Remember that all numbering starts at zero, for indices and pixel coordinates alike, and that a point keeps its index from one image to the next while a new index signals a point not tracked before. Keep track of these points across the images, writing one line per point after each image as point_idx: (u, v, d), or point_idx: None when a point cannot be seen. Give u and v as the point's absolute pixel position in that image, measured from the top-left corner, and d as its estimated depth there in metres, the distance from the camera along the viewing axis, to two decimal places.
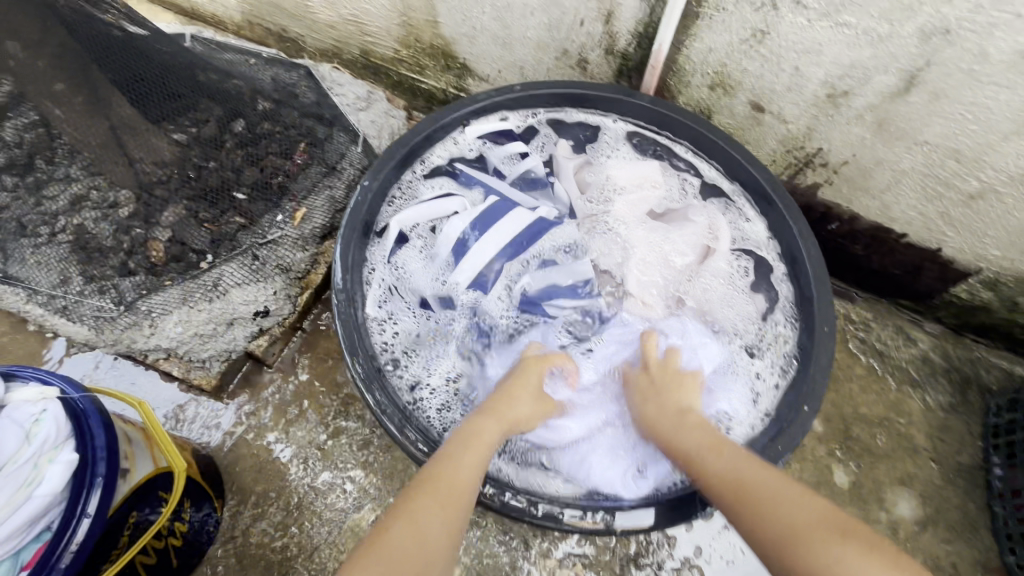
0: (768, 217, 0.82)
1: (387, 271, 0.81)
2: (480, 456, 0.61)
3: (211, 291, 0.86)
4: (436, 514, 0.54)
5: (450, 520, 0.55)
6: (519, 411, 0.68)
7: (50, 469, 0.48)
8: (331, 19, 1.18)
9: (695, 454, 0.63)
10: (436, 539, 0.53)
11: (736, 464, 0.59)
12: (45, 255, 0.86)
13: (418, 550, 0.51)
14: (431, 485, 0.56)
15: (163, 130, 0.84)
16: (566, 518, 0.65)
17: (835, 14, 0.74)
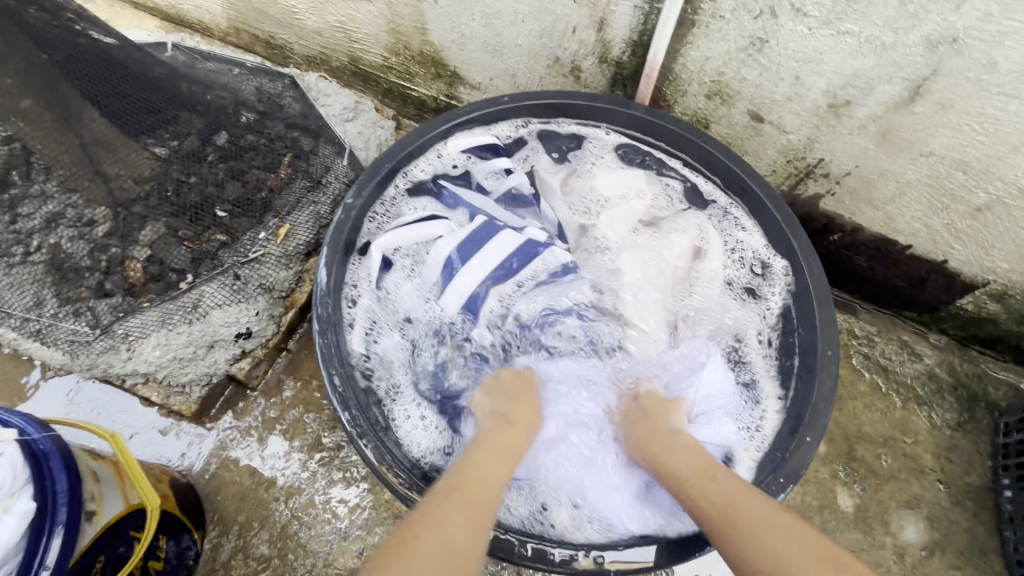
0: (764, 229, 0.80)
1: (370, 294, 0.78)
2: (499, 464, 0.61)
3: (191, 313, 0.83)
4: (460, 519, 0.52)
5: (472, 526, 0.53)
6: (529, 425, 0.68)
7: (4, 520, 0.44)
8: (317, 25, 1.15)
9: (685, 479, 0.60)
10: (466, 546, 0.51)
11: (720, 497, 0.56)
12: (18, 276, 0.83)
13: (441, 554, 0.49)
14: (452, 491, 0.55)
15: (141, 143, 0.82)
16: (557, 556, 0.63)
17: (837, 22, 0.71)
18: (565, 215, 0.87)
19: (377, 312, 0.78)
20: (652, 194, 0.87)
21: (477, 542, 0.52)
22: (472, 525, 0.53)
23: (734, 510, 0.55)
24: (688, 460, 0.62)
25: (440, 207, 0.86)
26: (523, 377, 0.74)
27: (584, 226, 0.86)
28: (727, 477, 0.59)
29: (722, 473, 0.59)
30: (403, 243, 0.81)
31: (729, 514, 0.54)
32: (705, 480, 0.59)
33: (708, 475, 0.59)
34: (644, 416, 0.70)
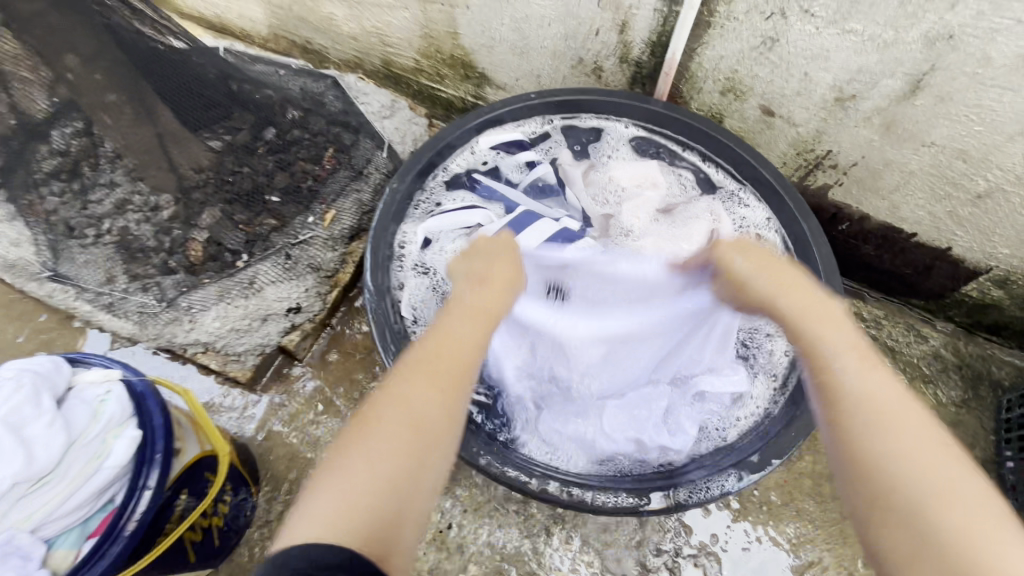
0: (770, 209, 0.87)
1: (414, 278, 0.85)
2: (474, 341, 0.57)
3: (247, 289, 0.91)
4: (416, 398, 0.52)
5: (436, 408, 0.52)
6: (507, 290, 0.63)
7: (115, 444, 0.53)
8: (354, 31, 1.24)
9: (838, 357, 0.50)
10: (429, 419, 0.51)
11: (883, 399, 0.48)
12: (92, 255, 0.91)
13: (409, 432, 0.50)
14: (422, 372, 0.53)
15: (200, 137, 0.89)
16: (585, 497, 0.66)
17: (842, 22, 0.77)
18: (588, 204, 0.92)
19: (417, 287, 0.85)
20: (666, 184, 0.92)
21: (445, 432, 0.52)
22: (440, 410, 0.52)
23: (880, 416, 0.47)
24: (844, 341, 0.51)
25: (474, 197, 0.93)
26: (502, 245, 0.68)
27: (607, 216, 0.90)
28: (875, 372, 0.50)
29: (881, 364, 0.50)
30: (440, 229, 0.87)
31: (875, 421, 0.47)
32: (858, 364, 0.49)
33: (865, 366, 0.50)
34: (768, 285, 0.58)
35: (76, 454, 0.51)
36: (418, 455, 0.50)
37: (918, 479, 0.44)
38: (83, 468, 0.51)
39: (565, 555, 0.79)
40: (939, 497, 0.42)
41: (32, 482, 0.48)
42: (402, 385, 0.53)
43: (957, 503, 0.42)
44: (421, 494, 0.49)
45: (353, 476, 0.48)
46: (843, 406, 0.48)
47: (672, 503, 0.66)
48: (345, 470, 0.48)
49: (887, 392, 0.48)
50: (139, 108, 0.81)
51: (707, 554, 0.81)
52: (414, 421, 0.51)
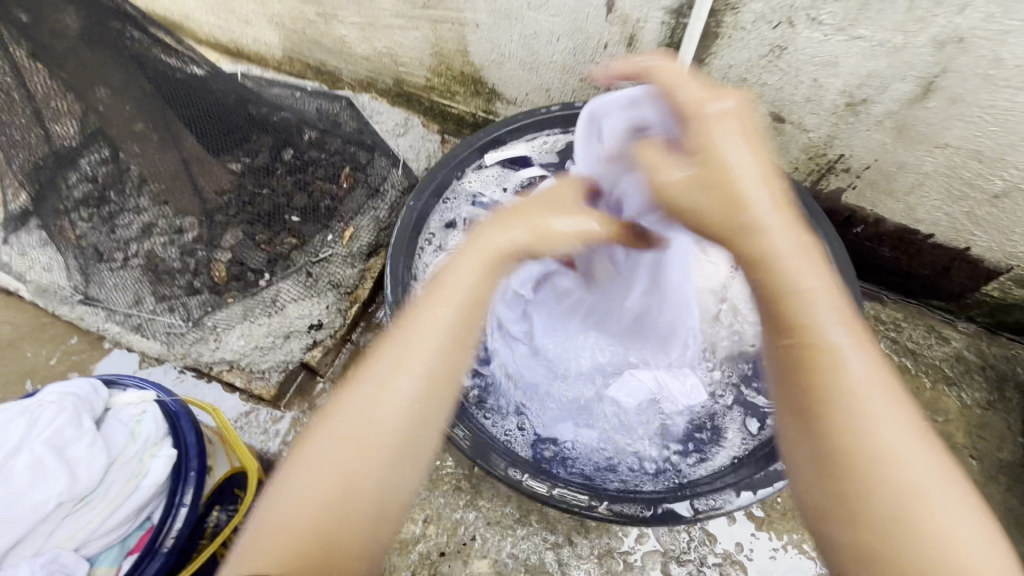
0: None
1: None
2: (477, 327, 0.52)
3: (270, 306, 0.93)
4: (375, 409, 0.47)
5: (413, 406, 0.47)
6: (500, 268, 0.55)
7: (152, 462, 0.55)
8: (366, 52, 1.27)
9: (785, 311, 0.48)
10: (375, 431, 0.46)
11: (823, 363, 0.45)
12: (122, 278, 0.95)
13: (354, 441, 0.46)
14: (410, 327, 0.50)
15: (221, 161, 0.91)
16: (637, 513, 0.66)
17: (850, 28, 0.78)
18: None
19: None
20: None
21: (388, 428, 0.46)
22: (431, 410, 0.48)
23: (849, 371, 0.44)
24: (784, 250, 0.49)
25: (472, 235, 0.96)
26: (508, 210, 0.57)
27: None
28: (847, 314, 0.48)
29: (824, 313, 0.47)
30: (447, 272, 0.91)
31: (833, 373, 0.44)
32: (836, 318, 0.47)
33: (855, 338, 0.46)
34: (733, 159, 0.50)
35: (116, 474, 0.54)
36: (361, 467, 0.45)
37: (893, 453, 0.41)
38: (123, 487, 0.53)
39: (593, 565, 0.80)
40: (929, 482, 0.40)
41: (76, 500, 0.51)
42: (358, 393, 0.48)
43: (917, 498, 0.40)
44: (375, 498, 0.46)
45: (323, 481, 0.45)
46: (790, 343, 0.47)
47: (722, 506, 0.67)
48: (306, 483, 0.45)
49: (866, 351, 0.46)
50: (167, 134, 0.83)
51: (733, 562, 0.81)
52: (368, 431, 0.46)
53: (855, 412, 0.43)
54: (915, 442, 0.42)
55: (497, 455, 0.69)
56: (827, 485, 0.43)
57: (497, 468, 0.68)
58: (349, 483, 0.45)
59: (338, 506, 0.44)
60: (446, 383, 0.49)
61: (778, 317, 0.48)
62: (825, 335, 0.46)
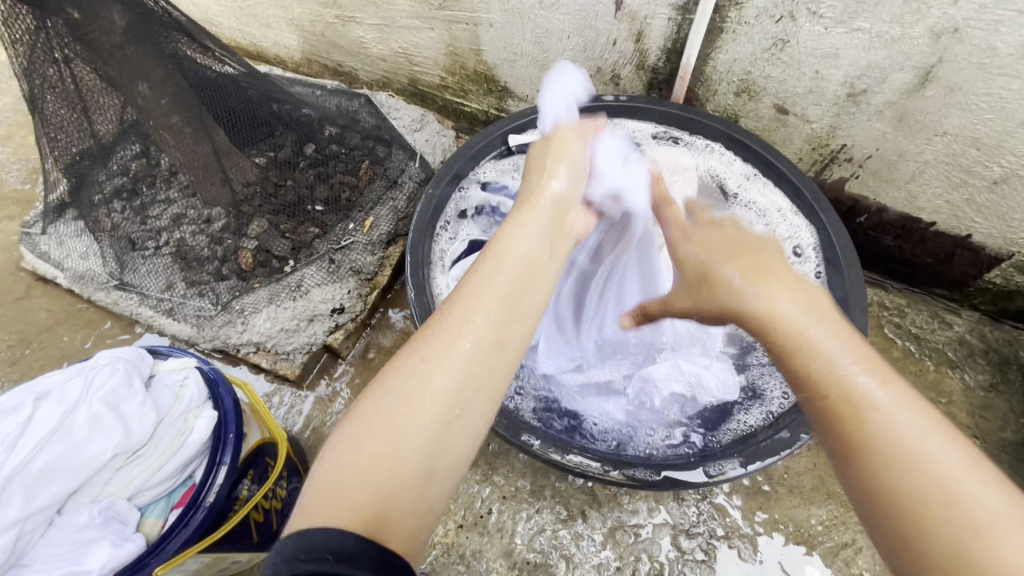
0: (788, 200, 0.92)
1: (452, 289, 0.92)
2: (537, 302, 0.55)
3: (295, 291, 0.98)
4: (423, 371, 0.49)
5: (451, 376, 0.49)
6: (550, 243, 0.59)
7: (196, 422, 0.60)
8: (382, 53, 1.32)
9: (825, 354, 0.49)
10: (411, 400, 0.48)
11: (862, 404, 0.46)
12: (154, 265, 1.00)
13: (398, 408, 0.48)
14: (451, 302, 0.53)
15: (246, 154, 0.95)
16: (646, 476, 0.69)
17: (849, 21, 0.82)
18: None
19: None
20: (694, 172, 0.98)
21: (427, 399, 0.48)
22: (477, 376, 0.50)
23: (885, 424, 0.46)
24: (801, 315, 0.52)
25: (487, 222, 1.00)
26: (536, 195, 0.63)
27: None
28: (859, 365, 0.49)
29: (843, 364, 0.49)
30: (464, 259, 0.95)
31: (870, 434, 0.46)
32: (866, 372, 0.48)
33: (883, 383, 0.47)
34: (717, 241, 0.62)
35: (164, 431, 0.59)
36: (399, 436, 0.47)
37: (959, 486, 0.42)
38: (172, 442, 0.59)
39: (605, 537, 0.83)
40: (1002, 513, 0.41)
41: (129, 453, 0.57)
42: (423, 353, 0.51)
43: (973, 536, 0.40)
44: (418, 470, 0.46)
45: (367, 453, 0.46)
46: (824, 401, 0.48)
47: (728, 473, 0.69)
48: (343, 452, 0.47)
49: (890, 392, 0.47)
50: (199, 126, 0.87)
51: (741, 535, 0.84)
52: (408, 401, 0.48)
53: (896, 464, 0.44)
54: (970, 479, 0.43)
55: (514, 423, 0.73)
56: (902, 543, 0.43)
57: (514, 436, 0.71)
58: (394, 451, 0.46)
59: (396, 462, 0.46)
60: (502, 353, 0.52)
61: (797, 379, 0.50)
62: (846, 381, 0.47)
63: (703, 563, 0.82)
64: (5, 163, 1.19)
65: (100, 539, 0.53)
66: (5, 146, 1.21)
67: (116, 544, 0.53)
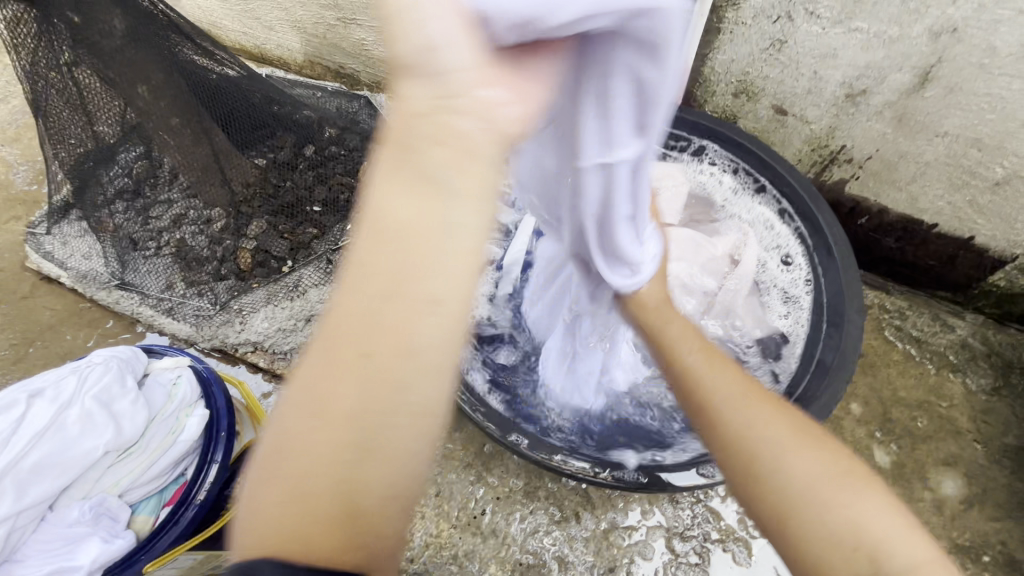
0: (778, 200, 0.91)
1: None
2: (461, 262, 0.37)
3: (293, 291, 0.99)
4: (327, 398, 0.37)
5: (363, 398, 0.36)
6: (457, 176, 0.36)
7: (187, 421, 0.64)
8: (383, 55, 1.32)
9: (731, 416, 0.52)
10: (310, 439, 0.37)
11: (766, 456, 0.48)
12: (155, 265, 1.02)
13: (314, 433, 0.37)
14: (347, 294, 0.37)
15: (245, 154, 0.97)
16: (629, 477, 0.69)
17: (847, 20, 0.81)
18: None
19: None
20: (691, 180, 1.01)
21: (332, 436, 0.37)
22: (393, 397, 0.36)
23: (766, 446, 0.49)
24: (719, 385, 0.55)
25: None
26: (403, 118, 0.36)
27: None
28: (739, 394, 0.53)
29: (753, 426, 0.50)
30: None
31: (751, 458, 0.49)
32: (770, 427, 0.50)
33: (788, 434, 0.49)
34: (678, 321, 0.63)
35: (157, 427, 0.63)
36: (313, 476, 0.37)
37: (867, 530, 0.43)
38: (165, 439, 0.63)
39: (598, 539, 0.83)
40: (890, 539, 0.43)
41: (120, 451, 0.60)
42: (314, 377, 0.37)
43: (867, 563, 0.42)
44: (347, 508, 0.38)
45: (275, 500, 0.38)
46: (735, 458, 0.50)
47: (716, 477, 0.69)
48: (261, 495, 0.38)
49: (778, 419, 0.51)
50: (198, 129, 0.88)
51: (736, 539, 0.83)
52: (305, 442, 0.37)
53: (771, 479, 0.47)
54: (848, 495, 0.45)
55: (501, 422, 0.74)
56: (780, 543, 0.46)
57: (501, 436, 0.72)
58: (309, 494, 0.37)
59: (314, 509, 0.37)
60: (414, 354, 0.36)
61: (717, 436, 0.52)
62: (750, 440, 0.50)
63: (697, 566, 0.81)
64: (13, 164, 1.21)
65: (88, 535, 0.56)
66: (13, 147, 1.23)
67: (106, 540, 0.57)
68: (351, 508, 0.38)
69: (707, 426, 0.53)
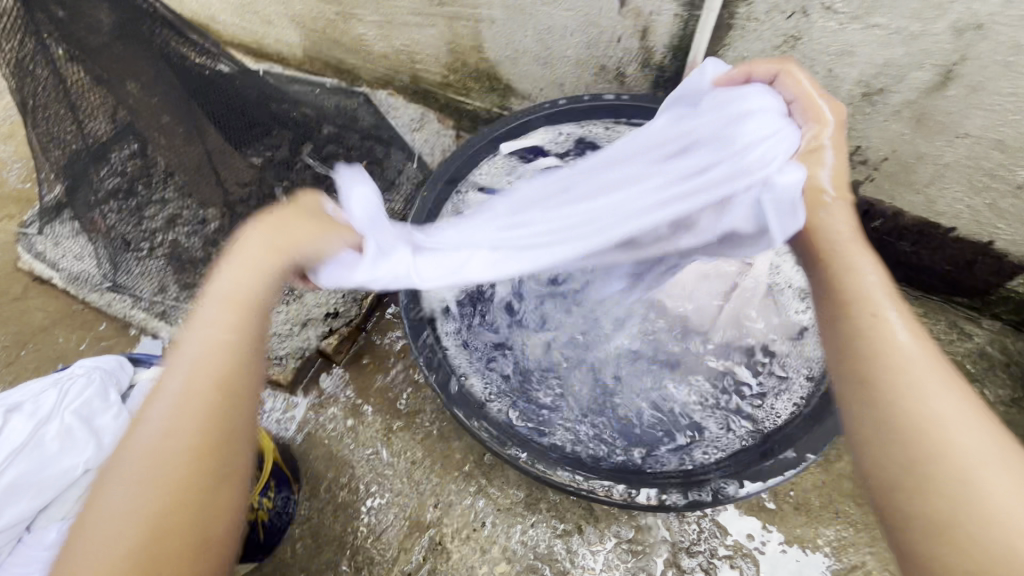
0: None
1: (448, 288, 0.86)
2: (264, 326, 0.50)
3: (289, 294, 0.97)
4: (166, 420, 0.45)
5: (182, 427, 0.44)
6: (258, 262, 0.51)
7: None
8: (384, 50, 1.28)
9: (900, 366, 0.44)
10: (174, 455, 0.43)
11: (936, 416, 0.41)
12: (147, 267, 0.99)
13: (157, 449, 0.43)
14: (201, 339, 0.48)
15: (242, 154, 0.93)
16: (638, 498, 0.68)
17: (865, 16, 0.77)
18: None
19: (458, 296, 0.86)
20: None
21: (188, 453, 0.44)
22: (223, 424, 0.46)
23: (966, 450, 0.40)
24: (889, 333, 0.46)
25: None
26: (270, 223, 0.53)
27: None
28: (928, 357, 0.44)
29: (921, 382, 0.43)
30: None
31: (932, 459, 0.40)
32: (946, 392, 0.43)
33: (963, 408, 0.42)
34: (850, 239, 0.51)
35: None
36: (170, 493, 0.43)
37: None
38: None
39: (601, 554, 0.80)
40: None
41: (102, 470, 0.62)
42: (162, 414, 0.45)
43: None
44: (201, 521, 0.43)
45: (118, 510, 0.42)
46: (885, 406, 0.43)
47: (727, 494, 0.67)
48: (111, 508, 0.42)
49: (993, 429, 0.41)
50: (191, 126, 0.86)
51: (744, 555, 0.81)
52: (161, 457, 0.43)
53: (949, 474, 0.39)
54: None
55: (501, 436, 0.72)
56: (917, 508, 0.40)
57: (500, 450, 0.71)
58: (156, 505, 0.42)
59: (158, 519, 0.42)
60: (242, 398, 0.47)
61: (874, 377, 0.44)
62: (913, 399, 0.43)
63: None
64: (6, 162, 1.18)
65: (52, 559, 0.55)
66: (7, 145, 1.20)
67: None
68: (203, 533, 0.43)
69: (863, 361, 0.45)
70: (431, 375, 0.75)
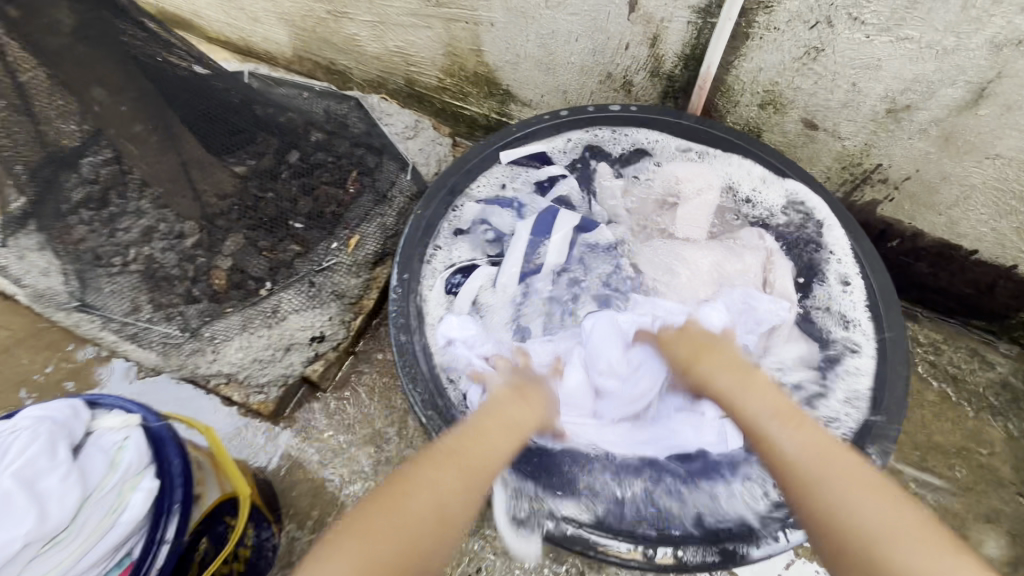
0: (812, 213, 0.83)
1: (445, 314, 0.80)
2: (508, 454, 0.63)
3: (271, 318, 0.91)
4: (445, 484, 0.56)
5: (452, 497, 0.56)
6: (529, 403, 0.68)
7: (132, 496, 0.58)
8: (377, 51, 1.21)
9: (809, 470, 0.53)
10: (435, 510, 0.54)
11: (857, 510, 0.50)
12: (118, 284, 0.92)
13: (437, 510, 0.54)
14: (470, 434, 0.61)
15: (224, 162, 0.85)
16: (658, 556, 0.64)
17: (895, 29, 0.72)
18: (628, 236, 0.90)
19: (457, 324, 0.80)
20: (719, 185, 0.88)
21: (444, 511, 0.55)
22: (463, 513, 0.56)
23: (871, 532, 0.48)
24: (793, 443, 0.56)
25: (480, 239, 0.88)
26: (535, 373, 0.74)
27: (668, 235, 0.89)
28: (821, 457, 0.54)
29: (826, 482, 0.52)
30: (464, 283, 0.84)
31: (833, 534, 0.50)
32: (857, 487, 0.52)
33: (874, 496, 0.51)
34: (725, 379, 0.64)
35: (95, 507, 0.57)
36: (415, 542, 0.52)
37: None
38: (102, 521, 0.57)
39: None
40: None
41: (45, 541, 0.54)
42: (442, 475, 0.57)
43: None
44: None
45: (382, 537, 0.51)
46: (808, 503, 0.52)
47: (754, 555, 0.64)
48: (363, 527, 0.52)
49: (887, 505, 0.50)
50: (166, 134, 0.77)
51: None
52: (438, 512, 0.54)
53: (876, 552, 0.47)
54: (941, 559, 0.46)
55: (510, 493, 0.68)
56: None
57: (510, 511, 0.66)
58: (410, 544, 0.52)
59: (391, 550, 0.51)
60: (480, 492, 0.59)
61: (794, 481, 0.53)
62: (825, 493, 0.52)
63: None
64: None
65: None
66: None
67: None
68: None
69: (783, 472, 0.55)
70: (429, 425, 0.70)
